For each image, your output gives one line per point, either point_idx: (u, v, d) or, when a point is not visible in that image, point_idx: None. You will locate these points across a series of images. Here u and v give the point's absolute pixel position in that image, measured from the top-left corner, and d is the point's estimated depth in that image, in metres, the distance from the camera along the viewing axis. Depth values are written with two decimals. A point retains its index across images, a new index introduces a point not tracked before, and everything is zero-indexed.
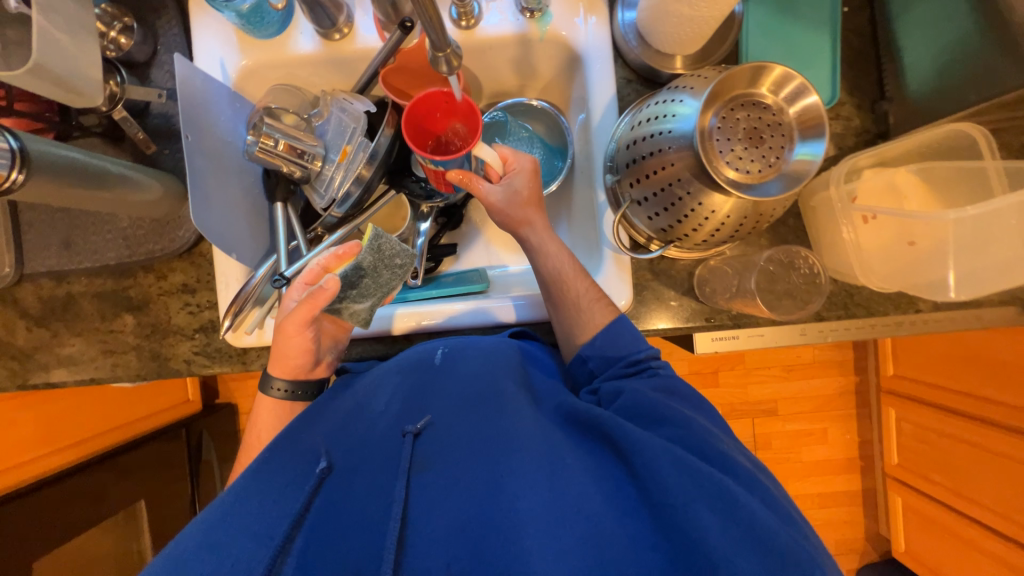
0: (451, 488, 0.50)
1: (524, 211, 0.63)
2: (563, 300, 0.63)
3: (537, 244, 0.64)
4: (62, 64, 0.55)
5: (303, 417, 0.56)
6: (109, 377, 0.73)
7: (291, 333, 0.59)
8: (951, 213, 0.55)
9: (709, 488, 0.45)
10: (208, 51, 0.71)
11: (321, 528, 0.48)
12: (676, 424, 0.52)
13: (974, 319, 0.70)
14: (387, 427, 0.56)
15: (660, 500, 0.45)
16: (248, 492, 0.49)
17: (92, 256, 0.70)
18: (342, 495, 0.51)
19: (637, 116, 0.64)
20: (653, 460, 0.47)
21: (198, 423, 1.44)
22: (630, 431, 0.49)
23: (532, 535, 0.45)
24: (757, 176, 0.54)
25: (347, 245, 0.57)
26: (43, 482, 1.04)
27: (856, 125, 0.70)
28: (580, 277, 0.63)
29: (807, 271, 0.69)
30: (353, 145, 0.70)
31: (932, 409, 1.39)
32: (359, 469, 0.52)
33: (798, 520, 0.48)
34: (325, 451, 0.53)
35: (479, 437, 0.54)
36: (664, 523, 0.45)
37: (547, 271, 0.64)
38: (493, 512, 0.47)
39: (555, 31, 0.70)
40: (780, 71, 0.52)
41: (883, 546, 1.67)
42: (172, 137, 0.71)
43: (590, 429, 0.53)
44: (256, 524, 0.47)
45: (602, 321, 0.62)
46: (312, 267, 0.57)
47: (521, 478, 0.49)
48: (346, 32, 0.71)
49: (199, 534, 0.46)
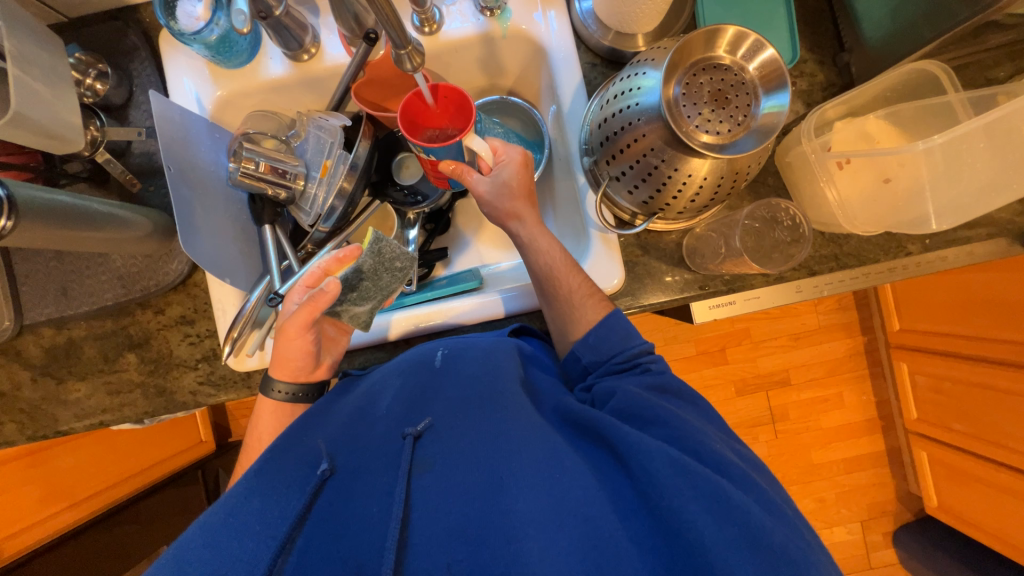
0: (452, 487, 0.50)
1: (513, 204, 0.64)
2: (557, 296, 0.64)
3: (527, 239, 0.65)
4: (41, 113, 0.56)
5: (306, 418, 0.57)
6: (117, 417, 0.74)
7: (291, 335, 0.59)
8: (920, 142, 0.55)
9: (705, 489, 0.45)
10: (183, 86, 0.73)
11: (322, 526, 0.49)
12: (671, 425, 0.51)
13: (966, 256, 0.70)
14: (387, 429, 0.56)
15: (656, 500, 0.46)
16: (250, 492, 0.49)
17: (89, 299, 0.71)
18: (344, 497, 0.51)
19: (605, 96, 0.65)
20: (648, 461, 0.47)
21: (214, 463, 1.43)
22: (628, 436, 0.49)
23: (532, 537, 0.45)
24: (728, 135, 0.55)
25: (346, 250, 0.60)
26: (45, 547, 1.04)
27: (821, 80, 0.72)
28: (572, 272, 0.63)
29: (790, 224, 0.70)
30: (333, 159, 0.71)
31: (943, 358, 1.38)
32: (361, 472, 0.52)
33: (799, 525, 0.47)
34: (326, 454, 0.54)
35: (478, 435, 0.54)
36: (660, 521, 0.45)
37: (539, 267, 0.64)
38: (493, 511, 0.47)
39: (517, 26, 0.72)
40: (733, 31, 0.54)
41: (916, 504, 1.64)
42: (155, 173, 0.73)
43: (588, 432, 0.54)
44: (256, 524, 0.47)
45: (594, 317, 0.62)
46: (312, 270, 0.59)
47: (521, 480, 0.49)
48: (314, 52, 0.73)
49: (201, 534, 0.46)
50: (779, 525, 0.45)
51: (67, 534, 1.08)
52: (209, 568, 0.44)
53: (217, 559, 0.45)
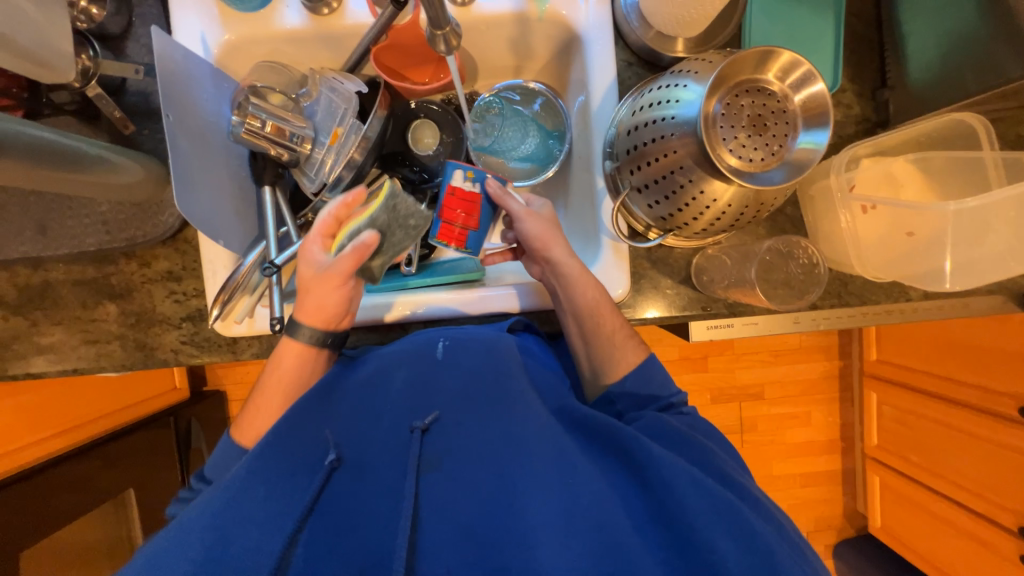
0: (463, 487, 0.53)
1: (553, 233, 0.67)
2: (598, 334, 0.65)
3: (573, 274, 0.64)
4: (27, 36, 0.50)
5: (309, 403, 0.58)
6: (93, 367, 0.71)
7: (321, 285, 0.58)
8: (950, 204, 0.55)
9: (724, 510, 0.49)
10: (187, 24, 0.67)
11: (330, 517, 0.52)
12: (696, 449, 0.57)
13: (962, 308, 0.71)
14: (395, 422, 0.59)
15: (675, 517, 0.50)
16: (257, 477, 0.52)
17: (69, 242, 0.67)
18: (352, 490, 0.54)
19: (638, 101, 0.62)
20: (670, 479, 0.51)
21: (187, 411, 1.42)
22: (650, 450, 0.53)
23: (544, 543, 0.48)
24: (759, 164, 0.53)
25: (355, 194, 0.57)
26: (24, 473, 1.01)
27: (857, 113, 0.70)
28: (614, 313, 0.65)
29: (806, 261, 0.69)
30: (345, 127, 0.68)
31: (914, 393, 1.44)
32: (369, 468, 0.55)
33: (803, 547, 0.52)
34: (334, 444, 0.57)
35: (487, 436, 0.56)
36: (677, 538, 0.49)
37: (587, 303, 0.64)
38: (503, 516, 0.51)
39: (555, 11, 0.68)
40: (787, 56, 0.51)
41: (859, 522, 1.74)
42: (151, 116, 0.68)
43: (606, 443, 0.57)
44: (262, 513, 0.50)
45: (634, 360, 0.65)
46: (324, 218, 0.57)
47: (535, 488, 0.52)
48: (336, 7, 0.68)
49: (205, 518, 0.49)
50: (789, 549, 0.50)
51: (44, 464, 1.05)
52: (216, 554, 0.47)
53: (224, 546, 0.47)
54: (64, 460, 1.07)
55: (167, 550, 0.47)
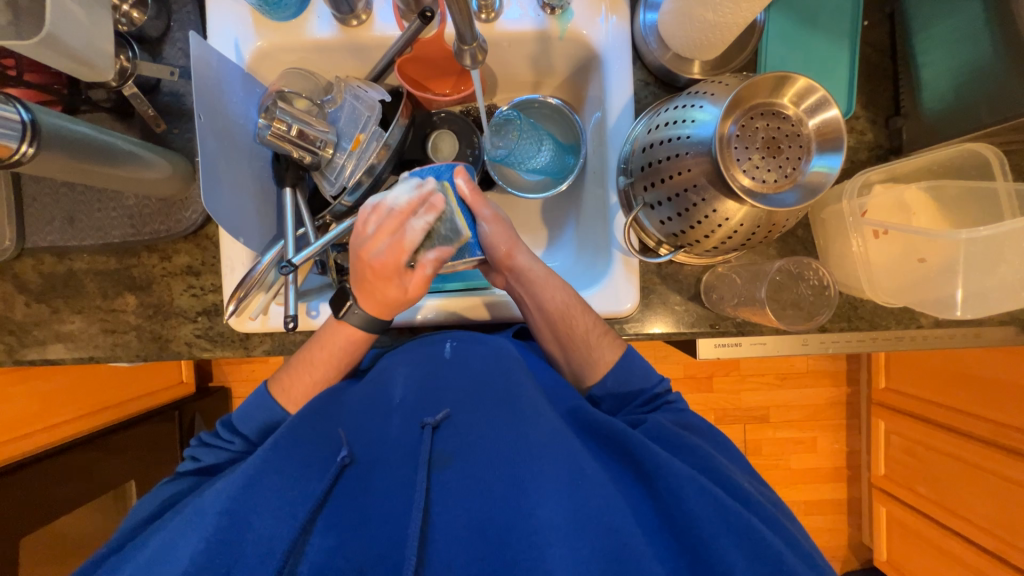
0: (473, 485, 0.55)
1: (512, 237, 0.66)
2: (573, 337, 0.65)
3: (536, 277, 0.65)
4: (76, 37, 0.53)
5: (321, 400, 0.60)
6: (108, 356, 0.73)
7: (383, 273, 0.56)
8: (962, 233, 0.57)
9: (737, 525, 0.49)
10: (223, 31, 0.70)
11: (344, 510, 0.55)
12: (699, 455, 0.57)
13: (973, 337, 0.71)
14: (407, 419, 0.60)
15: (685, 526, 0.51)
16: (263, 474, 0.52)
17: (94, 233, 0.69)
18: (362, 487, 0.57)
19: (654, 120, 0.63)
20: (677, 486, 0.51)
21: (192, 406, 1.43)
22: (658, 457, 0.53)
23: (554, 544, 0.49)
24: (773, 185, 0.54)
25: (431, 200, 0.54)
26: (37, 457, 1.03)
27: (869, 139, 0.71)
28: (585, 314, 0.65)
29: (817, 283, 0.69)
30: (367, 134, 0.71)
31: (921, 423, 1.41)
32: (380, 464, 0.58)
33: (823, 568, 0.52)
34: (346, 444, 0.58)
35: (495, 436, 0.58)
36: (687, 547, 0.50)
37: (556, 307, 0.65)
38: (513, 515, 0.53)
39: (576, 30, 0.70)
40: (802, 82, 0.53)
41: (864, 554, 1.70)
42: (183, 116, 0.71)
43: (618, 448, 0.58)
44: (275, 502, 0.52)
45: (612, 359, 0.65)
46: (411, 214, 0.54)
47: (543, 488, 0.53)
48: (364, 19, 0.70)
49: (223, 500, 0.51)
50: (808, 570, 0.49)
51: (47, 453, 1.06)
52: (230, 536, 0.49)
53: (239, 532, 0.50)
54: (67, 450, 1.08)
55: (182, 540, 0.49)
